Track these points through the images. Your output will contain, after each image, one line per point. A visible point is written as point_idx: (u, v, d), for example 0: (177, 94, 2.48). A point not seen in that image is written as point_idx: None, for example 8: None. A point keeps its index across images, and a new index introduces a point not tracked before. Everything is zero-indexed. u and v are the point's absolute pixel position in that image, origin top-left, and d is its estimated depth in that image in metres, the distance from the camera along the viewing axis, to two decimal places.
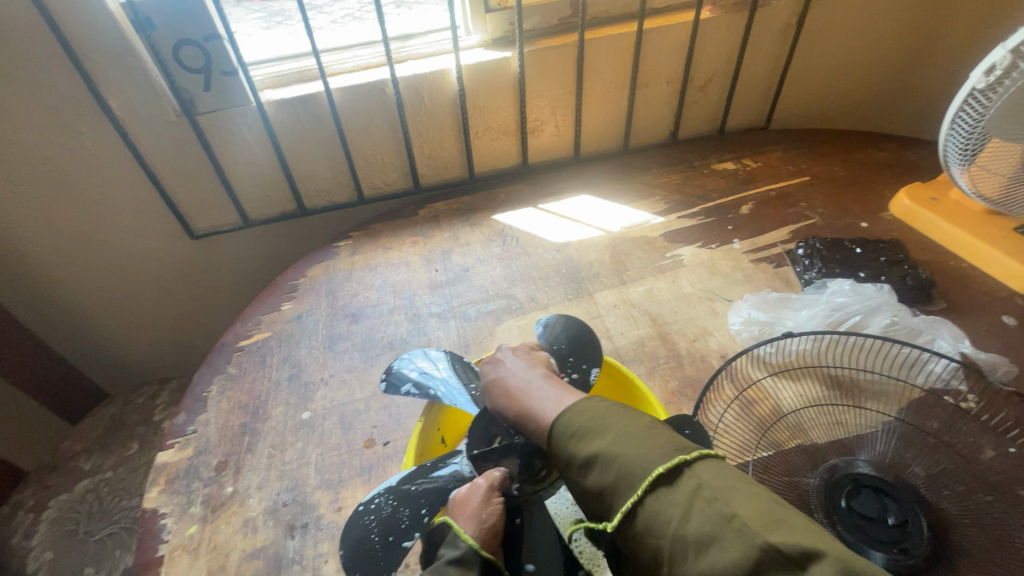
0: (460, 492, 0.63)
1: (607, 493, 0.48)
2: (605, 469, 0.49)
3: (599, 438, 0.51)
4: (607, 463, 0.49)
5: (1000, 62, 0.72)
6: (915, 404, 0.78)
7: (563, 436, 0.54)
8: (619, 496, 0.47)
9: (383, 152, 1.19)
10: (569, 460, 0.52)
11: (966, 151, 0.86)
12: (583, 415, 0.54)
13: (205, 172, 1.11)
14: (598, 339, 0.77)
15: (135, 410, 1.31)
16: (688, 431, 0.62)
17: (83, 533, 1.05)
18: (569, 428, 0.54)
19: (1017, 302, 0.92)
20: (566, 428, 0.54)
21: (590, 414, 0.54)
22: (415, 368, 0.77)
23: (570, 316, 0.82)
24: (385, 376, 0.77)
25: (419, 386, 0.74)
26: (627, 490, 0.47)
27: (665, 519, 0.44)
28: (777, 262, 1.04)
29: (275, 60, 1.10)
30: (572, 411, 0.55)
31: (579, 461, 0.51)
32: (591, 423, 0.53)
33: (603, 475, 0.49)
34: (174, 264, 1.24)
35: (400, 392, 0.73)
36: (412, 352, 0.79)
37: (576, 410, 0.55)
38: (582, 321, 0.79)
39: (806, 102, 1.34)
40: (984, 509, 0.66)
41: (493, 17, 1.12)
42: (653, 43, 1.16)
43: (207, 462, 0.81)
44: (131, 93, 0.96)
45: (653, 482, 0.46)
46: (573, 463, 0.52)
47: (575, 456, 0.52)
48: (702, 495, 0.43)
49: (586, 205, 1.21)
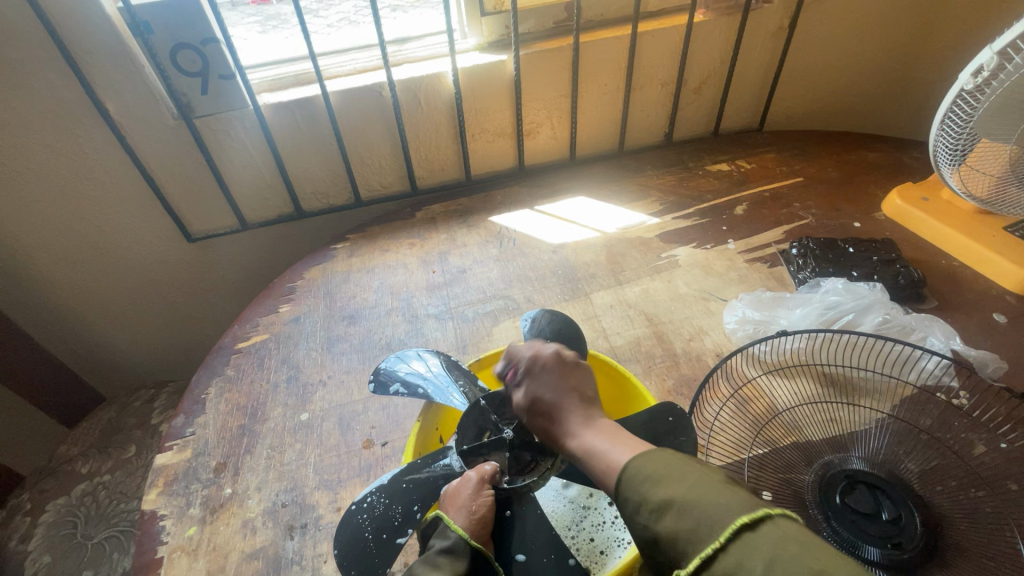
0: (449, 486, 0.63)
1: (681, 540, 0.43)
2: (681, 516, 0.44)
3: (674, 483, 0.46)
4: (683, 508, 0.44)
5: (987, 63, 0.73)
6: (908, 402, 0.80)
7: (633, 479, 0.49)
8: (697, 544, 0.42)
9: (380, 154, 1.20)
10: (639, 503, 0.47)
11: (955, 152, 0.88)
12: (654, 462, 0.50)
13: (203, 176, 1.11)
14: (583, 334, 0.77)
15: (132, 413, 1.31)
16: (673, 419, 0.65)
17: (81, 536, 1.05)
18: (641, 472, 0.49)
19: (1007, 300, 0.93)
20: (636, 473, 0.50)
21: (663, 461, 0.49)
22: (405, 367, 0.77)
23: (555, 310, 0.82)
24: (374, 376, 0.77)
25: (406, 385, 0.75)
26: (705, 536, 0.42)
27: (750, 569, 0.39)
28: (771, 262, 1.05)
29: (272, 63, 1.10)
30: (643, 458, 0.51)
31: (650, 505, 0.46)
32: (665, 469, 0.48)
33: (680, 522, 0.44)
34: (171, 267, 1.24)
35: (389, 392, 0.74)
36: (401, 352, 0.80)
37: (647, 457, 0.50)
38: (568, 316, 0.79)
39: (799, 104, 1.35)
40: (976, 504, 0.66)
41: (488, 20, 1.13)
42: (647, 46, 1.17)
43: (206, 463, 0.81)
44: (129, 96, 0.97)
45: (734, 530, 0.41)
46: (643, 507, 0.47)
47: (647, 499, 0.47)
48: (789, 546, 0.39)
49: (582, 207, 1.22)
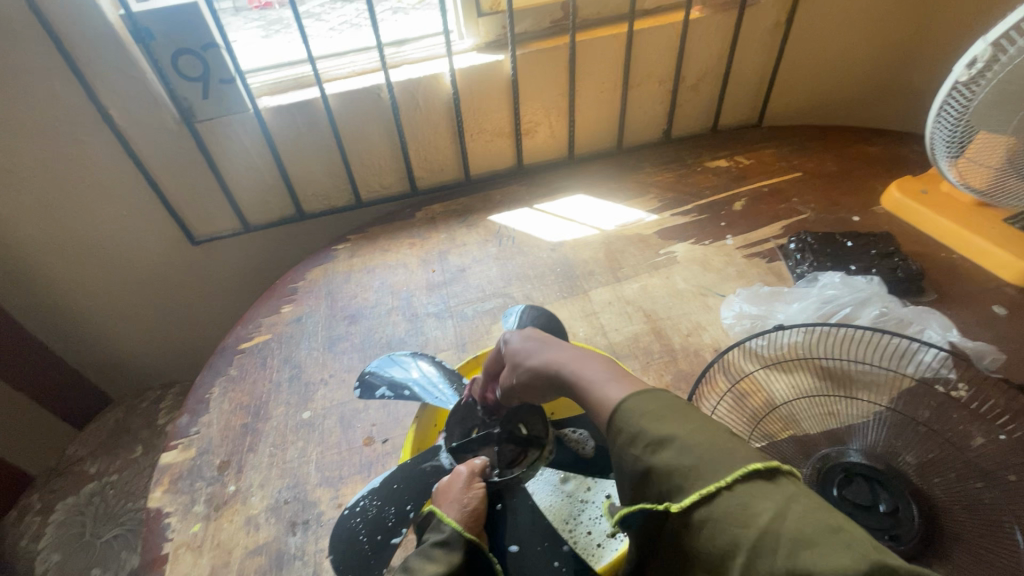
0: (440, 481, 0.65)
1: (677, 475, 0.41)
2: (681, 453, 0.42)
3: (682, 421, 0.44)
4: (685, 446, 0.42)
5: (981, 55, 0.73)
6: (906, 394, 0.79)
7: (632, 412, 0.46)
8: (697, 481, 0.40)
9: (379, 155, 1.21)
10: (633, 436, 0.45)
11: (953, 142, 0.88)
12: (662, 400, 0.46)
13: (205, 178, 1.13)
14: (565, 328, 0.79)
15: (139, 414, 1.33)
16: None
17: (89, 535, 1.07)
18: (643, 406, 0.46)
19: (1007, 292, 0.93)
20: (634, 406, 0.46)
21: (668, 399, 0.46)
22: (392, 371, 0.78)
23: (537, 306, 0.84)
24: (360, 381, 0.77)
25: (393, 388, 0.75)
26: (710, 476, 0.40)
27: (760, 511, 0.37)
28: (770, 257, 1.05)
29: (273, 68, 1.12)
30: (644, 395, 0.47)
31: (648, 438, 0.44)
32: (668, 408, 0.45)
33: (679, 458, 0.42)
34: (176, 269, 1.26)
35: (375, 396, 0.75)
36: (387, 356, 0.81)
37: (649, 394, 0.47)
38: (552, 313, 0.81)
39: (798, 99, 1.35)
40: (975, 495, 0.66)
41: (486, 21, 1.14)
42: (644, 44, 1.18)
43: (210, 461, 0.83)
44: (131, 102, 0.98)
45: (745, 476, 0.39)
46: (638, 440, 0.44)
47: (646, 433, 0.44)
48: (798, 502, 0.37)
49: (581, 205, 1.23)
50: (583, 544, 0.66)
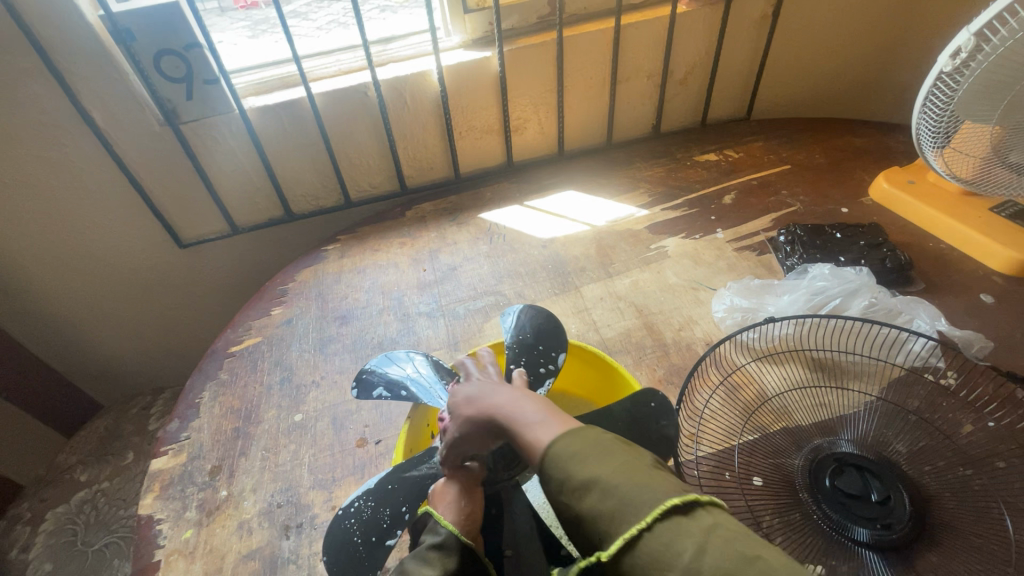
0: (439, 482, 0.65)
1: (603, 518, 0.40)
2: (604, 496, 0.41)
3: (603, 463, 0.43)
4: (608, 488, 0.41)
5: (964, 45, 0.73)
6: (895, 383, 0.80)
7: (562, 456, 0.45)
8: (620, 523, 0.39)
9: (368, 154, 1.20)
10: (563, 482, 0.43)
11: (938, 132, 0.88)
12: (587, 439, 0.45)
13: (191, 180, 1.11)
14: (564, 327, 0.78)
15: (129, 420, 1.32)
16: (654, 404, 0.64)
17: (81, 543, 1.06)
18: (565, 449, 0.45)
19: (993, 281, 0.94)
20: (561, 450, 0.45)
21: (592, 437, 0.45)
22: (389, 370, 0.77)
23: (536, 305, 0.84)
24: (358, 381, 0.77)
25: (390, 387, 0.75)
26: (630, 516, 0.39)
27: (677, 553, 0.36)
28: (760, 250, 1.06)
29: (259, 68, 1.11)
30: (569, 438, 0.46)
31: (574, 484, 0.43)
32: (588, 449, 0.44)
33: (602, 501, 0.41)
34: (164, 272, 1.25)
35: (372, 396, 0.74)
36: (389, 354, 0.80)
37: (573, 438, 0.46)
38: (550, 312, 0.80)
39: (785, 92, 1.36)
40: (964, 482, 0.67)
41: (472, 17, 1.13)
42: (631, 38, 1.17)
43: (201, 467, 0.82)
44: (113, 103, 0.97)
45: (664, 514, 0.38)
46: (565, 486, 0.43)
47: (572, 477, 0.43)
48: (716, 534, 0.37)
49: (571, 201, 1.23)
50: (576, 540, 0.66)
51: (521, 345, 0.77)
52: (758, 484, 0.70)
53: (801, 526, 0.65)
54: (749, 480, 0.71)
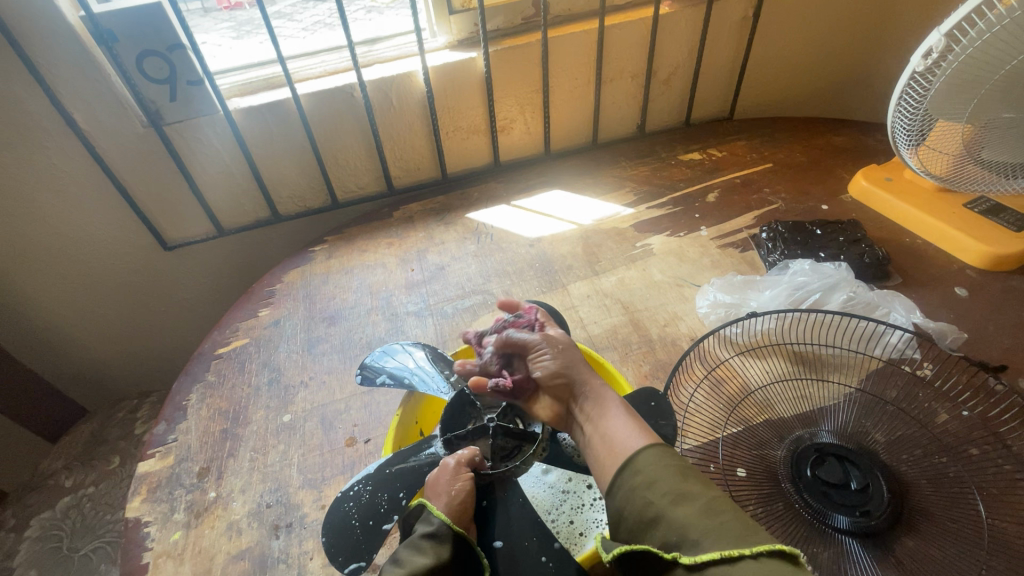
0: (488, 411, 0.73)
1: (693, 530, 0.47)
2: (699, 511, 0.48)
3: (704, 488, 0.51)
4: (707, 509, 0.48)
5: (936, 45, 0.76)
6: (874, 374, 0.83)
7: (660, 461, 0.53)
8: (713, 540, 0.45)
9: (353, 154, 1.20)
10: (654, 483, 0.51)
11: (912, 132, 0.91)
12: (686, 465, 0.53)
13: (176, 182, 1.11)
14: (566, 324, 0.80)
15: (115, 424, 1.31)
16: (654, 403, 0.66)
17: (67, 549, 1.05)
18: (665, 461, 0.53)
19: (967, 274, 0.96)
20: (660, 456, 0.54)
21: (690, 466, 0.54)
22: (391, 361, 0.78)
23: (539, 301, 0.85)
24: (359, 370, 0.78)
25: (394, 376, 0.76)
26: (729, 540, 0.45)
27: None
28: (743, 246, 1.08)
29: (243, 69, 1.10)
30: (668, 453, 0.54)
31: (669, 488, 0.50)
32: (690, 472, 0.52)
33: (698, 516, 0.48)
34: (149, 274, 1.23)
35: (376, 383, 0.75)
36: (386, 348, 0.81)
37: (672, 454, 0.54)
38: (551, 308, 0.82)
39: (765, 92, 1.38)
40: (939, 469, 0.69)
41: (457, 18, 1.14)
42: (615, 39, 1.19)
43: (190, 469, 0.82)
44: (94, 104, 0.96)
45: (768, 552, 0.42)
46: (658, 487, 0.51)
47: (666, 484, 0.51)
48: None
49: (557, 200, 1.24)
50: (567, 532, 0.66)
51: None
52: (741, 475, 0.72)
53: (782, 516, 0.66)
54: (733, 471, 0.72)
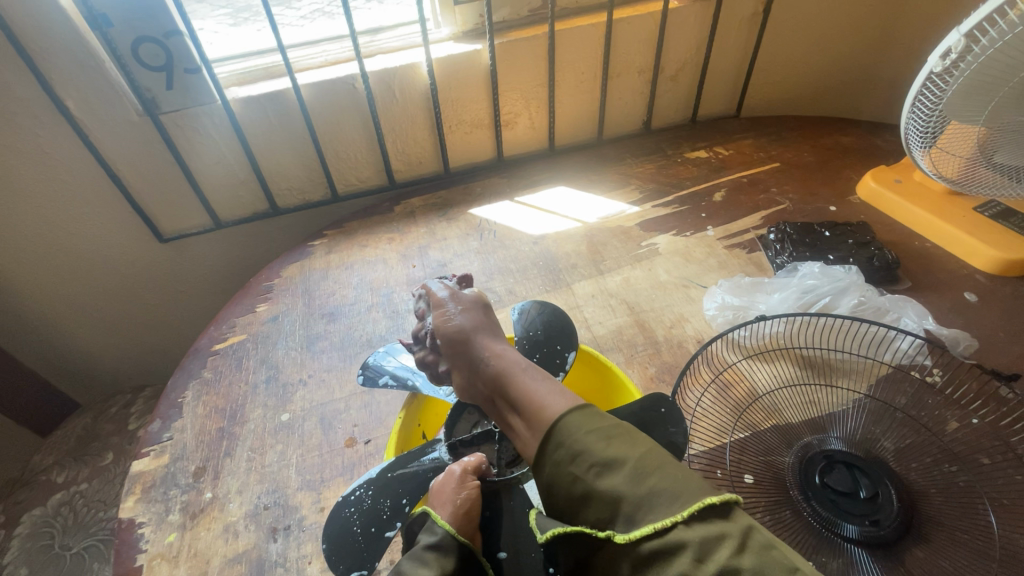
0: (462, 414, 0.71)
1: (626, 504, 0.46)
2: (627, 479, 0.47)
3: (626, 447, 0.49)
4: (634, 474, 0.47)
5: (954, 46, 0.73)
6: (883, 380, 0.81)
7: (580, 428, 0.52)
8: (647, 512, 0.44)
9: (355, 147, 1.18)
10: (579, 455, 0.50)
11: (927, 134, 0.89)
12: (605, 422, 0.52)
13: (172, 173, 1.08)
14: (573, 325, 0.78)
15: (109, 419, 1.29)
16: (664, 410, 0.64)
17: (59, 547, 1.03)
18: (587, 427, 0.52)
19: (977, 279, 0.95)
20: (577, 422, 0.52)
21: (608, 421, 0.52)
22: (393, 361, 0.77)
23: (543, 300, 0.83)
24: (362, 371, 0.77)
25: (396, 377, 0.75)
26: (663, 509, 0.44)
27: (715, 548, 0.41)
28: (750, 248, 1.06)
29: (241, 57, 1.08)
30: (584, 415, 0.53)
31: (594, 460, 0.49)
32: (607, 431, 0.51)
33: (625, 485, 0.47)
34: (144, 267, 1.21)
35: (378, 385, 0.74)
36: (388, 347, 0.80)
37: (588, 415, 0.53)
38: (557, 307, 0.80)
39: (773, 90, 1.36)
40: (950, 478, 0.68)
41: (462, 9, 1.11)
42: (623, 34, 1.17)
43: (185, 468, 0.80)
44: (88, 91, 0.93)
45: (696, 514, 0.43)
46: (583, 460, 0.49)
47: (592, 455, 0.49)
48: (753, 540, 0.41)
49: (562, 197, 1.22)
50: None
51: (531, 341, 0.76)
52: (749, 482, 0.70)
53: (791, 524, 0.65)
54: (741, 478, 0.71)
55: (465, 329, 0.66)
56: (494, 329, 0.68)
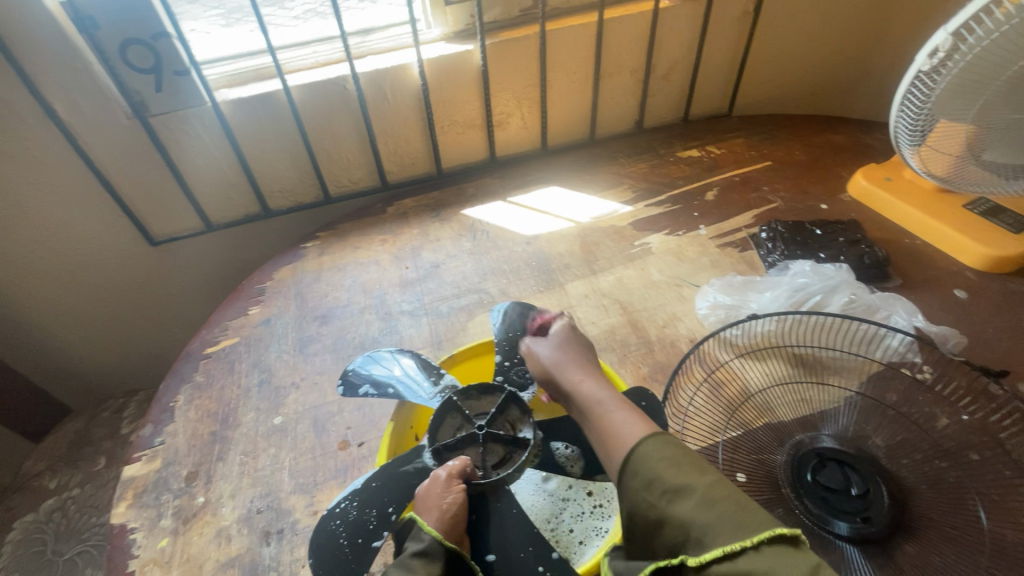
0: (447, 417, 0.70)
1: (695, 529, 0.45)
2: (698, 505, 0.46)
3: (698, 475, 0.49)
4: (705, 500, 0.46)
5: (942, 44, 0.73)
6: (874, 378, 0.82)
7: (654, 454, 0.52)
8: (716, 537, 0.44)
9: (346, 148, 1.17)
10: (652, 481, 0.50)
11: (916, 132, 0.89)
12: (678, 449, 0.52)
13: (162, 175, 1.08)
14: (550, 325, 0.76)
15: (101, 423, 1.28)
16: (645, 403, 0.67)
17: (51, 553, 1.03)
18: (661, 453, 0.51)
19: (966, 276, 0.96)
20: (651, 449, 0.52)
21: (682, 449, 0.52)
22: (375, 369, 0.76)
23: (522, 301, 0.82)
24: (343, 378, 0.76)
25: (376, 386, 0.73)
26: (730, 533, 0.44)
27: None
28: (742, 246, 1.07)
29: (232, 58, 1.07)
30: (659, 442, 0.53)
31: (666, 486, 0.49)
32: (680, 458, 0.51)
33: (696, 511, 0.46)
34: (135, 270, 1.20)
35: (358, 394, 0.73)
36: (371, 353, 0.78)
37: (663, 442, 0.53)
38: (535, 308, 0.79)
39: (764, 89, 1.37)
40: (940, 474, 0.69)
41: (453, 10, 1.11)
42: (615, 33, 1.17)
43: (177, 473, 0.79)
44: (75, 94, 0.92)
45: (767, 540, 0.42)
46: (656, 486, 0.49)
47: (664, 481, 0.49)
48: (824, 573, 0.41)
49: (555, 197, 1.22)
50: (565, 541, 0.65)
51: (508, 342, 0.75)
52: (741, 480, 0.71)
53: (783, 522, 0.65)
54: (733, 477, 0.71)
55: (554, 365, 0.68)
56: (584, 363, 0.68)
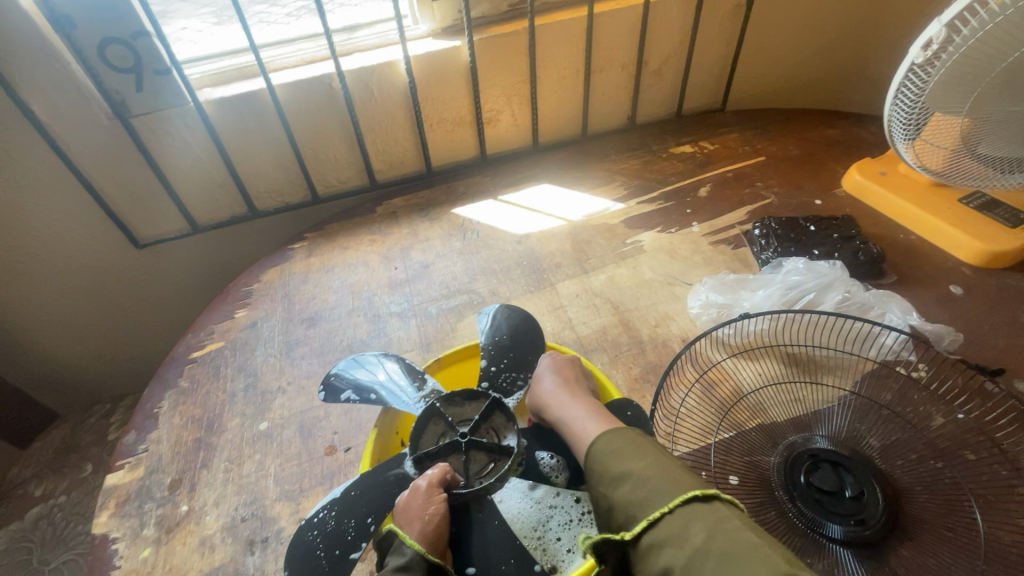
0: (426, 425, 0.68)
1: (631, 505, 0.53)
2: (633, 485, 0.54)
3: (636, 458, 0.57)
4: (640, 480, 0.54)
5: (936, 36, 0.72)
6: (869, 377, 0.80)
7: (604, 449, 0.60)
8: (646, 509, 0.52)
9: (334, 147, 1.15)
10: (601, 472, 0.58)
11: (910, 126, 0.88)
12: (623, 439, 0.60)
13: (147, 178, 1.06)
14: (541, 331, 0.76)
15: (88, 429, 1.26)
16: (630, 413, 0.67)
17: (37, 562, 1.01)
18: (609, 446, 0.60)
19: (962, 272, 0.95)
20: (603, 445, 0.60)
21: (628, 438, 0.60)
22: (358, 374, 0.73)
23: (510, 305, 0.81)
24: (325, 383, 0.73)
25: (359, 391, 0.71)
26: (655, 504, 0.52)
27: (693, 531, 0.49)
28: (735, 243, 1.05)
29: (217, 56, 1.05)
30: (610, 438, 0.60)
31: (611, 473, 0.57)
32: (625, 447, 0.58)
33: (631, 490, 0.54)
34: (120, 274, 1.18)
35: (340, 399, 0.70)
36: (354, 358, 0.76)
37: (613, 436, 0.60)
38: (526, 312, 0.78)
39: (758, 83, 1.35)
40: (935, 475, 0.67)
41: (440, 5, 1.09)
42: (605, 27, 1.15)
43: (160, 481, 0.78)
44: (54, 96, 0.90)
45: (681, 504, 0.51)
46: (604, 475, 0.57)
47: (609, 470, 0.57)
48: (728, 524, 0.49)
49: (546, 195, 1.20)
50: (551, 549, 0.61)
51: (496, 347, 0.74)
52: (734, 483, 0.69)
53: (775, 525, 0.64)
54: (726, 479, 0.70)
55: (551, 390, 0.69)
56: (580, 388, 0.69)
